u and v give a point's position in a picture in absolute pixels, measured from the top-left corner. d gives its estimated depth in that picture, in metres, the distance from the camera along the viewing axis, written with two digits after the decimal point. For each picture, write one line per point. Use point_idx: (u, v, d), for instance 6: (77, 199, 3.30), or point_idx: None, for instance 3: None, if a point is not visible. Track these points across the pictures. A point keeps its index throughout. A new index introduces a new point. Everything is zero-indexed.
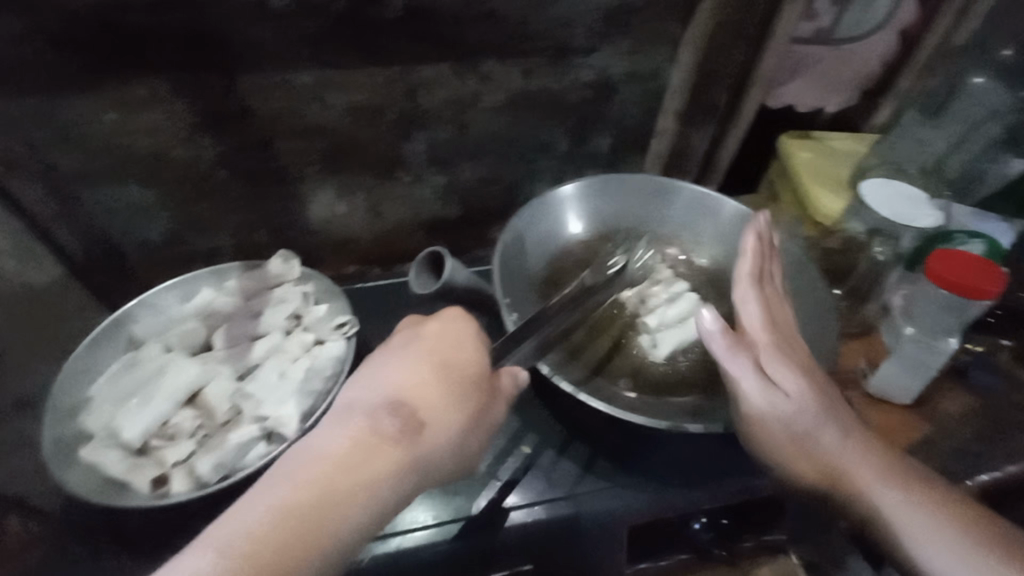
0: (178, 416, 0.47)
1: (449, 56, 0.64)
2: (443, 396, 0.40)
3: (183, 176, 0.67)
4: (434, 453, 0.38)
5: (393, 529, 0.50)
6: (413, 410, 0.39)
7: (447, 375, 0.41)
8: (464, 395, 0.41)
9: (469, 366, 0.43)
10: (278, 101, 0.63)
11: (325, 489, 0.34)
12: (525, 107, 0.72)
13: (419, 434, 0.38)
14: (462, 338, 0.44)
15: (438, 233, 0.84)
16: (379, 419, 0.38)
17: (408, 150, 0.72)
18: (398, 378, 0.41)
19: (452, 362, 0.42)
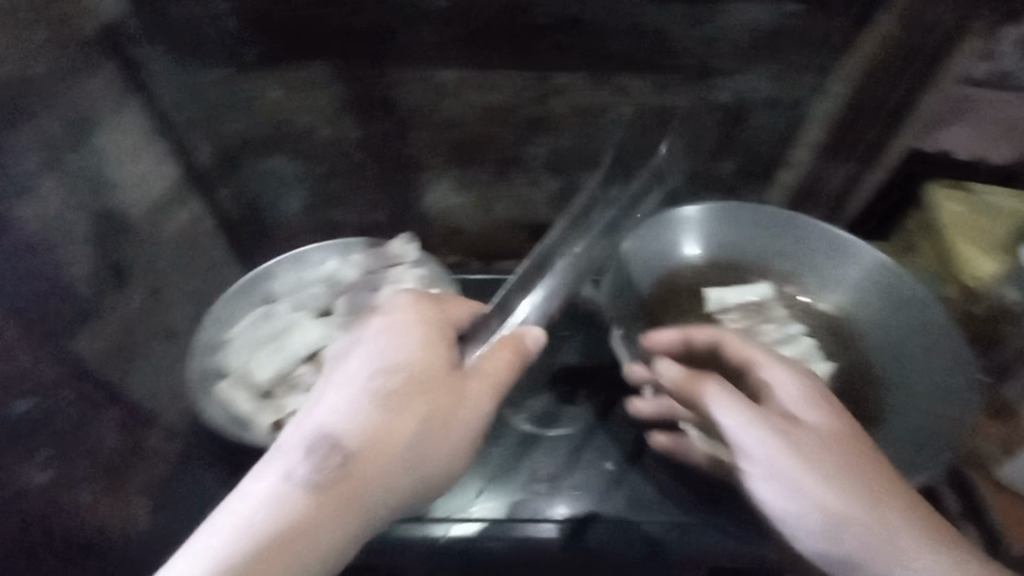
0: (300, 370, 0.52)
1: (587, 67, 0.64)
2: (407, 419, 0.38)
3: (326, 153, 0.73)
4: (409, 463, 0.37)
5: (466, 513, 0.54)
6: (402, 439, 0.37)
7: (428, 392, 0.39)
8: (423, 412, 0.38)
9: (431, 377, 0.39)
10: (420, 94, 0.67)
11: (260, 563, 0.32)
12: (653, 123, 0.71)
13: (399, 460, 0.37)
14: (443, 354, 0.41)
15: (542, 236, 0.85)
16: (350, 449, 0.36)
17: (530, 153, 0.73)
18: (369, 393, 0.38)
19: (411, 373, 0.39)
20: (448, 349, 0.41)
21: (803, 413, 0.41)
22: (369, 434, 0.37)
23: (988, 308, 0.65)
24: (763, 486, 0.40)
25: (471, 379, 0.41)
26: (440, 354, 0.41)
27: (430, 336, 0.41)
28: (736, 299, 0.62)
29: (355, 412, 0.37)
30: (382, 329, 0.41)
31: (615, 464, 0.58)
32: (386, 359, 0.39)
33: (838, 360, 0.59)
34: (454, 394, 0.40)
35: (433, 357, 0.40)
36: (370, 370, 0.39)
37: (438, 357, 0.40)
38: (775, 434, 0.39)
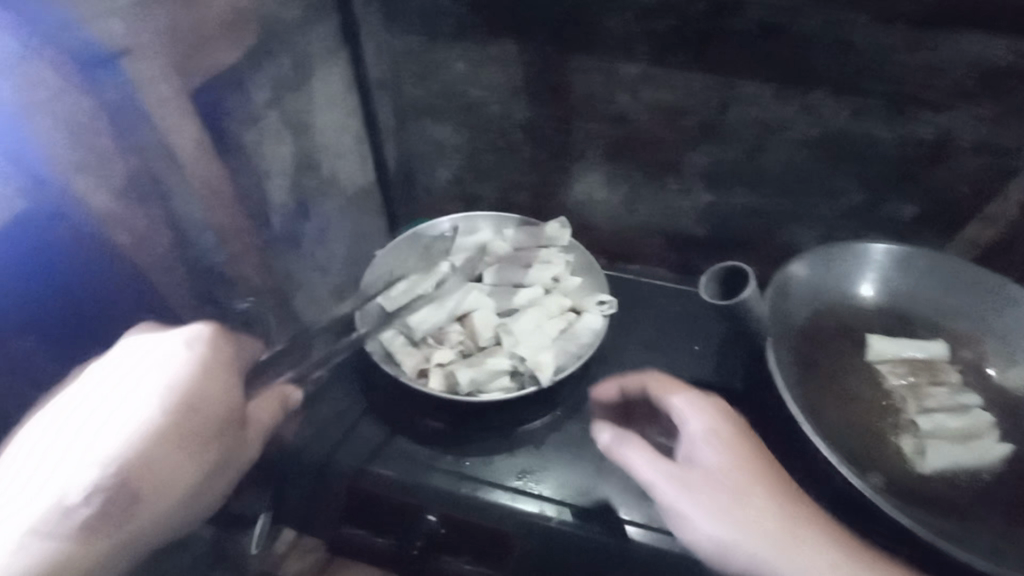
0: (449, 327, 0.55)
1: (779, 79, 0.61)
2: (189, 464, 0.39)
3: (489, 128, 0.75)
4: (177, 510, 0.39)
5: (509, 482, 0.52)
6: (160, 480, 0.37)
7: (218, 441, 0.41)
8: (189, 450, 0.39)
9: (215, 415, 0.40)
10: (596, 83, 0.67)
11: None
12: (834, 150, 0.65)
13: (162, 503, 0.38)
14: (224, 392, 0.41)
15: (676, 249, 0.81)
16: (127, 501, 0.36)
17: (689, 160, 0.71)
18: (147, 429, 0.37)
19: (198, 410, 0.39)
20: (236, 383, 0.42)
21: (705, 455, 0.45)
22: (149, 477, 0.37)
23: None
24: (690, 522, 0.43)
25: (250, 425, 0.44)
26: (224, 399, 0.41)
27: (212, 367, 0.41)
28: (902, 350, 0.56)
29: (148, 457, 0.37)
30: (200, 360, 0.40)
31: None
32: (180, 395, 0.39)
33: (1018, 446, 0.52)
34: (236, 437, 0.42)
35: (224, 402, 0.41)
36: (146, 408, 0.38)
37: (227, 405, 0.41)
38: (676, 475, 0.44)
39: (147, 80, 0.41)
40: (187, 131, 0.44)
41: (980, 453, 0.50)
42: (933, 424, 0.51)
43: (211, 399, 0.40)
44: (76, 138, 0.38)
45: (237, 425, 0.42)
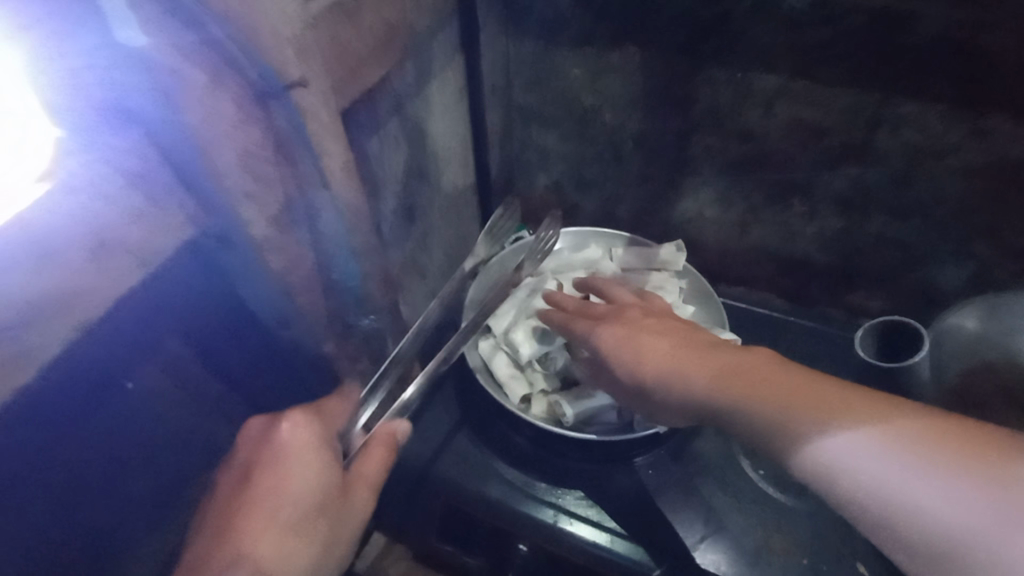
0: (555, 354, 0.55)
1: (949, 99, 0.54)
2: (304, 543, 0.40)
3: (600, 137, 0.72)
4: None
5: (579, 513, 0.50)
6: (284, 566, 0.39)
7: (323, 518, 0.41)
8: (299, 528, 0.40)
9: (311, 488, 0.41)
10: (726, 96, 0.62)
11: None
12: (1007, 182, 0.57)
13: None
14: (321, 462, 0.42)
15: (791, 274, 0.75)
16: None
17: (823, 183, 0.64)
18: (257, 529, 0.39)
19: (292, 489, 0.41)
20: (325, 460, 0.43)
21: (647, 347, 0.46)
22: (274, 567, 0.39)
23: None
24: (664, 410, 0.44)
25: (353, 485, 0.43)
26: (315, 478, 0.42)
27: (303, 449, 0.42)
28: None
29: (265, 542, 0.39)
30: (285, 446, 0.42)
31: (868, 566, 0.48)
32: (275, 484, 0.41)
33: None
34: (341, 503, 0.43)
35: (319, 477, 0.42)
36: (251, 503, 0.40)
37: (321, 478, 0.42)
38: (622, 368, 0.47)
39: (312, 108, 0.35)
40: (341, 160, 0.39)
41: None
42: None
43: (306, 480, 0.41)
44: (246, 171, 0.33)
45: (338, 495, 0.42)
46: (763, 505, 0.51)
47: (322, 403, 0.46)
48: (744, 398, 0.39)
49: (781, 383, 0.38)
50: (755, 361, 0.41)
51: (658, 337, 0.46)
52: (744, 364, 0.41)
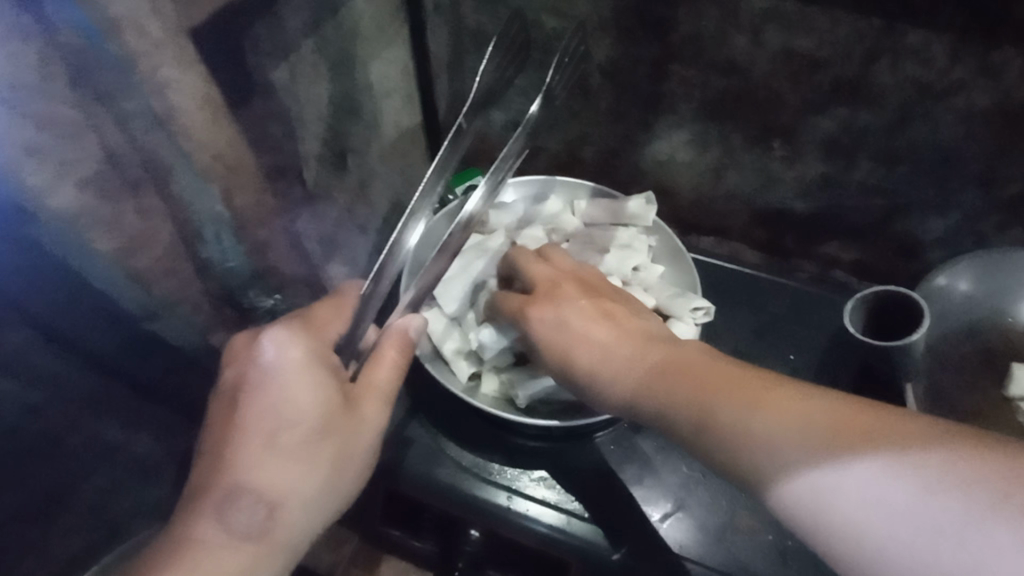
0: None
1: (963, 28, 0.47)
2: (315, 450, 0.41)
3: (564, 68, 0.62)
4: (322, 500, 0.42)
5: (528, 492, 0.48)
6: (291, 483, 0.40)
7: (327, 437, 0.42)
8: (307, 437, 0.41)
9: (321, 396, 0.42)
10: (709, 20, 0.53)
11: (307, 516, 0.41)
12: (1007, 125, 0.51)
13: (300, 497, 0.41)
14: (326, 373, 0.43)
15: (766, 223, 0.70)
16: (271, 508, 0.40)
17: (808, 125, 0.58)
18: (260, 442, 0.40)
19: (297, 401, 0.41)
20: (327, 372, 0.43)
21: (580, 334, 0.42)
22: (276, 471, 0.40)
23: None
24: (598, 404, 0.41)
25: (360, 395, 0.44)
26: (320, 387, 0.42)
27: (296, 365, 0.42)
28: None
29: (259, 467, 0.40)
30: (276, 367, 0.42)
31: None
32: (270, 406, 0.41)
33: None
34: (348, 415, 0.43)
35: (318, 394, 0.42)
36: (251, 416, 0.41)
37: (319, 393, 0.42)
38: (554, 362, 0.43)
39: (128, 19, 0.29)
40: (193, 88, 0.34)
41: None
42: None
43: (305, 396, 0.41)
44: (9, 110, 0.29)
45: (341, 408, 0.43)
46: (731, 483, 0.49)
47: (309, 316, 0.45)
48: (679, 388, 0.36)
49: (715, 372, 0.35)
50: (688, 355, 0.38)
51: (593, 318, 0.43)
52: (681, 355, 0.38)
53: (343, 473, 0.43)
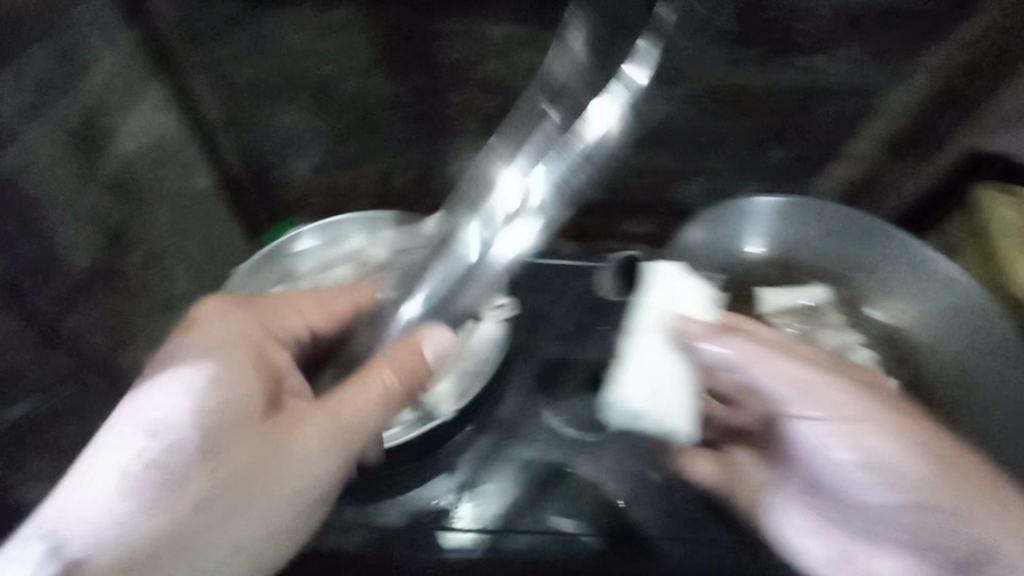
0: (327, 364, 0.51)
1: (658, 29, 0.57)
2: (234, 466, 0.37)
3: (348, 107, 0.65)
4: (233, 527, 0.37)
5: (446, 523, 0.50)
6: (182, 510, 0.36)
7: (255, 452, 0.38)
8: (228, 451, 0.37)
9: (251, 402, 0.39)
10: (463, 47, 0.59)
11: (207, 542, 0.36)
12: (713, 102, 0.64)
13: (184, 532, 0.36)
14: (253, 380, 0.40)
15: (573, 217, 0.79)
16: (159, 537, 0.35)
17: (573, 125, 0.66)
18: (162, 453, 0.37)
19: (225, 405, 0.38)
20: (264, 380, 0.41)
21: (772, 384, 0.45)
22: (175, 486, 0.36)
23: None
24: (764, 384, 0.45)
25: (306, 423, 0.40)
26: (251, 390, 0.40)
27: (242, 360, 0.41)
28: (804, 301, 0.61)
29: (157, 480, 0.36)
30: (204, 365, 0.40)
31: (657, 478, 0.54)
32: (191, 406, 0.38)
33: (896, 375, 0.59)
34: (282, 443, 0.39)
35: (260, 404, 0.40)
36: (171, 417, 0.37)
37: (261, 399, 0.40)
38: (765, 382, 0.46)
39: None
40: None
41: None
42: None
43: (245, 406, 0.39)
44: None
45: (269, 421, 0.39)
46: (572, 450, 0.54)
47: (266, 304, 0.47)
48: (848, 393, 0.43)
49: (862, 383, 0.44)
50: (825, 357, 0.46)
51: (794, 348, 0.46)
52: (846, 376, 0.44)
53: (249, 518, 0.38)
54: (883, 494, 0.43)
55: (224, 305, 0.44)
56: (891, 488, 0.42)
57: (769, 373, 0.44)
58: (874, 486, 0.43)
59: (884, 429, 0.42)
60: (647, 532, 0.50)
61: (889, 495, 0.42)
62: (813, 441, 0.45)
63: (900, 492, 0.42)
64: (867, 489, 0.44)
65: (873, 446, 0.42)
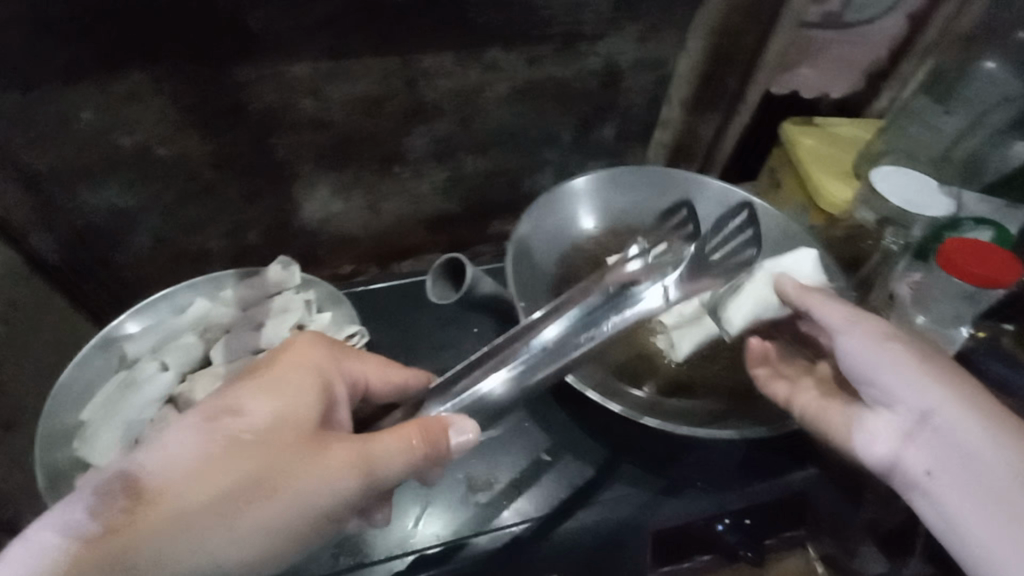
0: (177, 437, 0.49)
1: (456, 45, 0.60)
2: (254, 469, 0.37)
3: (171, 175, 0.62)
4: (225, 529, 0.35)
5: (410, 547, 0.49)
6: (202, 503, 0.35)
7: (287, 465, 0.37)
8: (265, 453, 0.37)
9: (304, 417, 0.40)
10: (271, 94, 0.58)
11: (193, 535, 0.35)
12: (530, 98, 0.69)
13: (194, 529, 0.35)
14: (312, 400, 0.41)
15: (438, 229, 0.81)
16: (165, 514, 0.35)
17: (408, 145, 0.69)
18: (210, 443, 0.37)
19: (284, 410, 0.39)
20: (321, 403, 0.41)
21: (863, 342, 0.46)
22: (198, 474, 0.36)
23: (846, 228, 0.74)
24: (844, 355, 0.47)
25: (341, 444, 0.39)
26: (310, 401, 0.41)
27: (312, 374, 0.42)
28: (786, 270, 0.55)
29: (187, 466, 0.36)
30: (279, 373, 0.41)
31: (551, 454, 0.56)
32: (249, 409, 0.39)
33: None
34: (310, 459, 0.38)
35: (310, 412, 0.40)
36: (235, 410, 0.39)
37: (311, 413, 0.40)
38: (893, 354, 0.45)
39: None
40: None
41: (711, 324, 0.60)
42: (672, 317, 0.60)
43: (302, 412, 0.40)
44: None
45: (310, 440, 0.39)
46: (492, 455, 0.56)
47: (348, 350, 0.47)
48: (930, 367, 0.44)
49: (938, 366, 0.44)
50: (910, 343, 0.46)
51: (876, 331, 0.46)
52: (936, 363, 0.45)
53: (239, 532, 0.36)
54: (914, 391, 0.43)
55: (311, 339, 0.45)
56: (914, 386, 0.43)
57: (860, 354, 0.46)
58: (906, 387, 0.43)
59: (912, 372, 0.44)
60: (546, 513, 0.52)
61: (918, 392, 0.43)
62: (862, 362, 0.46)
63: (930, 389, 0.43)
64: (896, 391, 0.44)
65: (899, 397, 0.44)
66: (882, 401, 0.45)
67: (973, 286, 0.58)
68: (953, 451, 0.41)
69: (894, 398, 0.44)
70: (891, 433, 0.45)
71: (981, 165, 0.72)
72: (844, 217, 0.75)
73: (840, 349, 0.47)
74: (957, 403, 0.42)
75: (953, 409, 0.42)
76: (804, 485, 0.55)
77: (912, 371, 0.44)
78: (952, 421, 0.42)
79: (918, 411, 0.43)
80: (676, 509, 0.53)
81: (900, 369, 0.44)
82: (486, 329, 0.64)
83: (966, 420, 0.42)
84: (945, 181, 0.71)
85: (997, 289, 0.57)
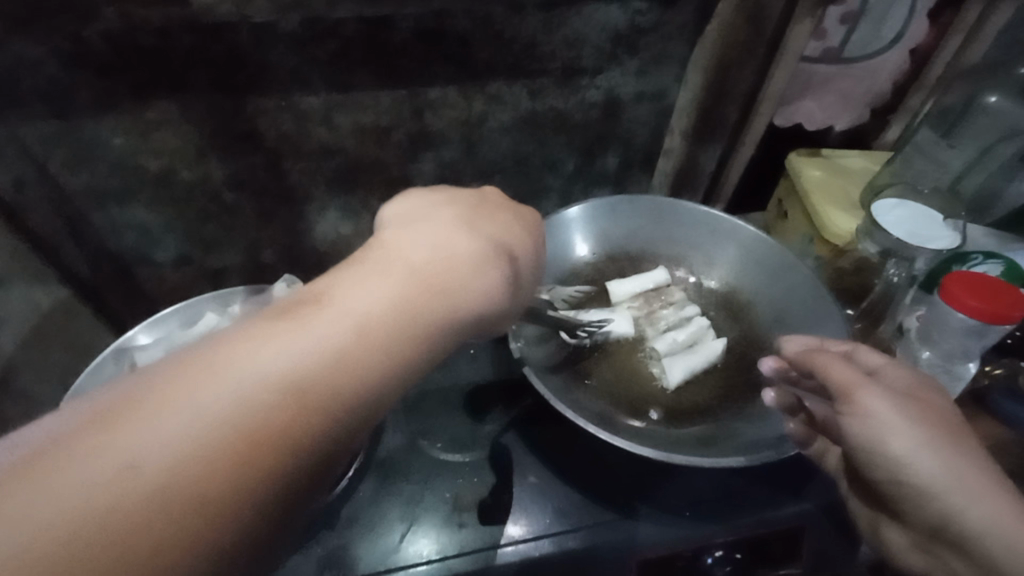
0: None
1: (460, 78, 0.64)
2: (422, 280, 0.35)
3: (192, 195, 0.66)
4: (384, 341, 0.32)
5: (395, 563, 0.50)
6: (370, 311, 0.32)
7: (445, 275, 0.36)
8: (449, 261, 0.37)
9: (498, 236, 0.43)
10: (285, 122, 0.62)
11: (360, 336, 0.31)
12: (534, 127, 0.72)
13: (376, 323, 0.32)
14: (516, 230, 0.45)
15: None
16: (320, 313, 0.31)
17: (415, 171, 0.72)
18: (384, 243, 0.38)
19: (483, 225, 0.42)
20: (506, 225, 0.44)
21: (872, 412, 0.41)
22: (362, 279, 0.34)
23: (853, 260, 0.74)
24: (861, 430, 0.42)
25: (518, 270, 0.43)
26: (504, 230, 0.44)
27: (518, 217, 0.47)
28: (627, 291, 0.66)
29: (369, 264, 0.36)
30: (433, 203, 0.43)
31: (538, 478, 0.56)
32: (433, 222, 0.40)
33: (737, 330, 0.65)
34: (469, 270, 0.37)
35: (510, 238, 0.44)
36: (453, 223, 0.41)
37: (525, 241, 0.45)
38: (915, 432, 0.40)
39: None
40: None
41: (705, 354, 0.61)
42: (664, 344, 0.62)
43: (508, 237, 0.43)
44: None
45: (468, 256, 0.38)
46: (480, 474, 0.56)
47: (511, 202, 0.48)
48: (949, 445, 0.40)
49: (949, 435, 0.40)
50: (936, 409, 0.42)
51: (894, 402, 0.41)
52: (951, 430, 0.41)
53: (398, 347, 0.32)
54: (925, 470, 0.39)
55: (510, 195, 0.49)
56: (931, 465, 0.39)
57: (880, 426, 0.41)
58: (915, 467, 0.40)
59: (932, 449, 0.39)
60: (531, 537, 0.52)
61: (931, 468, 0.39)
62: (875, 441, 0.41)
63: (944, 465, 0.39)
64: (908, 468, 0.40)
65: (908, 474, 0.40)
66: (893, 488, 0.42)
67: (981, 322, 0.56)
68: (966, 545, 0.38)
69: (923, 504, 0.40)
70: (913, 508, 0.41)
71: (992, 201, 0.75)
72: (848, 247, 0.74)
73: (847, 428, 0.43)
74: (983, 502, 0.38)
75: (972, 506, 0.38)
76: (798, 518, 0.54)
77: (929, 454, 0.39)
78: (963, 499, 0.38)
79: (929, 485, 0.39)
80: (662, 534, 0.52)
81: (935, 478, 0.39)
82: (482, 351, 0.66)
83: (999, 536, 0.37)
84: (952, 214, 0.71)
85: (1006, 325, 0.55)
